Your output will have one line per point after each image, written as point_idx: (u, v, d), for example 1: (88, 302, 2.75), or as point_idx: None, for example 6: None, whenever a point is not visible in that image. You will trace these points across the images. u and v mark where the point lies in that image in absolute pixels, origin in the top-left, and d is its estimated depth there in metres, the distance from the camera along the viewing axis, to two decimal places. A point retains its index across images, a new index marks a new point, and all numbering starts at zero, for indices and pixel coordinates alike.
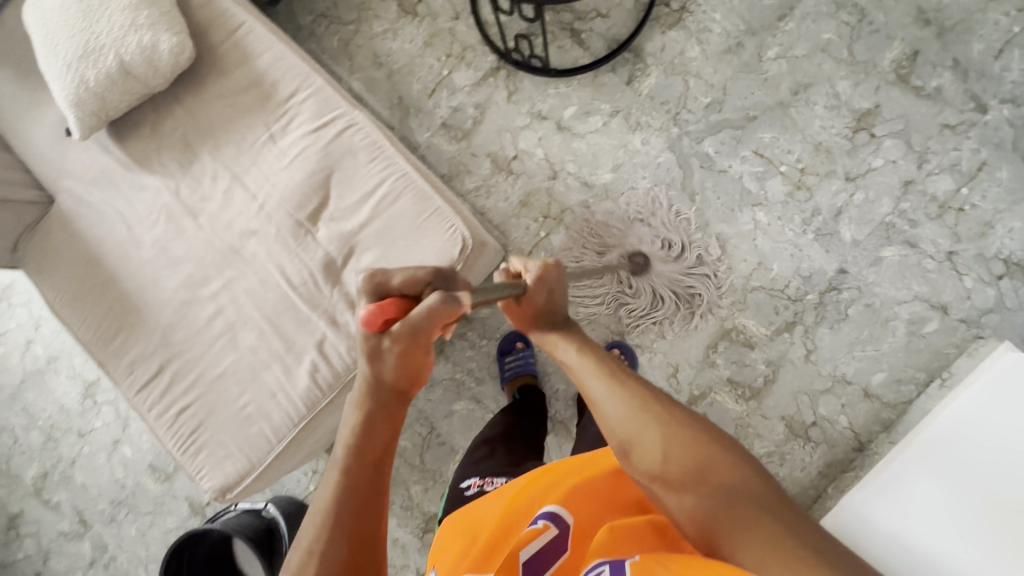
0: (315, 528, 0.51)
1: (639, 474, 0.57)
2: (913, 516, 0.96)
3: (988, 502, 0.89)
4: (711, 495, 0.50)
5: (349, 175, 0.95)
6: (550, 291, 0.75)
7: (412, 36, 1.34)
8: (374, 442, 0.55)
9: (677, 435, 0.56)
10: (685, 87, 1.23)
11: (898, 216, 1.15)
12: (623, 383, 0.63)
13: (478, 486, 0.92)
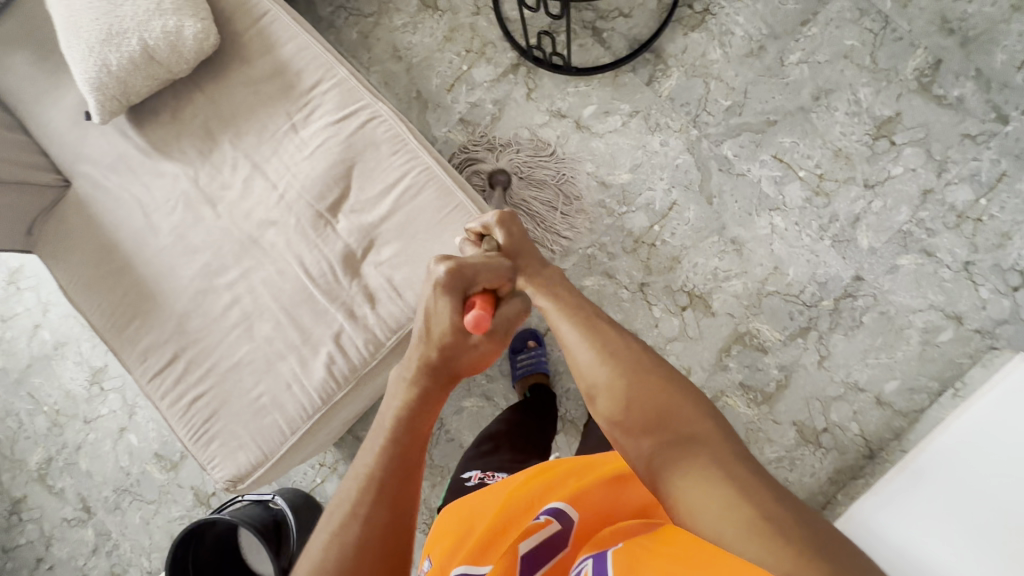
0: (361, 491, 0.56)
1: (603, 417, 0.65)
2: (914, 520, 0.96)
3: (978, 499, 0.89)
4: (661, 440, 0.57)
5: (371, 168, 0.94)
6: (512, 235, 0.79)
7: (432, 31, 1.33)
8: (426, 415, 0.64)
9: (639, 387, 0.62)
10: (706, 89, 1.22)
11: (916, 224, 1.15)
12: (593, 333, 0.69)
13: (479, 478, 0.94)
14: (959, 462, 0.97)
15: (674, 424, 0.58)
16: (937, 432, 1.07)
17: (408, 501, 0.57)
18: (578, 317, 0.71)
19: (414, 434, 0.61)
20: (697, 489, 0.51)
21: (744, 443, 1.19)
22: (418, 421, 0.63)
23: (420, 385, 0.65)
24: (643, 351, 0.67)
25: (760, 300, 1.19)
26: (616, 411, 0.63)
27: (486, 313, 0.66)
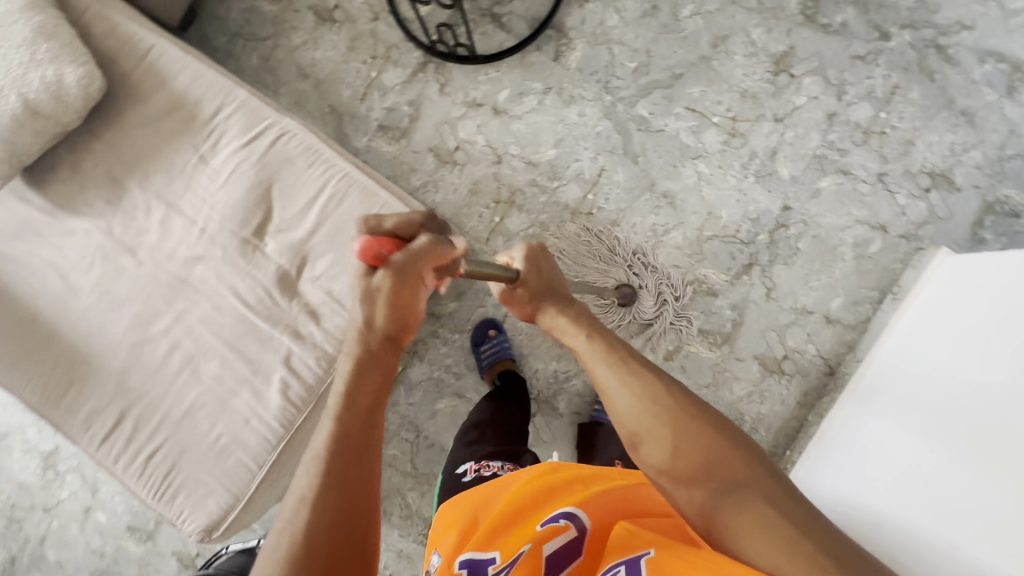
0: (309, 475, 0.51)
1: (650, 466, 0.63)
2: (874, 428, 1.03)
3: (931, 398, 0.94)
4: (717, 490, 0.57)
5: (290, 184, 0.93)
6: (539, 270, 0.79)
7: (334, 43, 1.32)
8: (365, 393, 0.55)
9: (684, 433, 0.61)
10: (611, 55, 1.26)
11: (828, 147, 1.21)
12: (633, 375, 0.67)
13: (475, 471, 0.93)
14: (891, 374, 1.07)
15: (726, 471, 0.58)
16: (875, 347, 1.15)
17: (368, 474, 0.52)
18: (619, 359, 0.69)
19: (354, 404, 0.54)
20: (764, 546, 0.51)
21: (713, 386, 1.22)
22: (359, 397, 0.54)
23: (359, 354, 0.56)
24: (685, 393, 0.65)
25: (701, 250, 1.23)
26: (662, 458, 0.61)
27: (378, 241, 0.53)
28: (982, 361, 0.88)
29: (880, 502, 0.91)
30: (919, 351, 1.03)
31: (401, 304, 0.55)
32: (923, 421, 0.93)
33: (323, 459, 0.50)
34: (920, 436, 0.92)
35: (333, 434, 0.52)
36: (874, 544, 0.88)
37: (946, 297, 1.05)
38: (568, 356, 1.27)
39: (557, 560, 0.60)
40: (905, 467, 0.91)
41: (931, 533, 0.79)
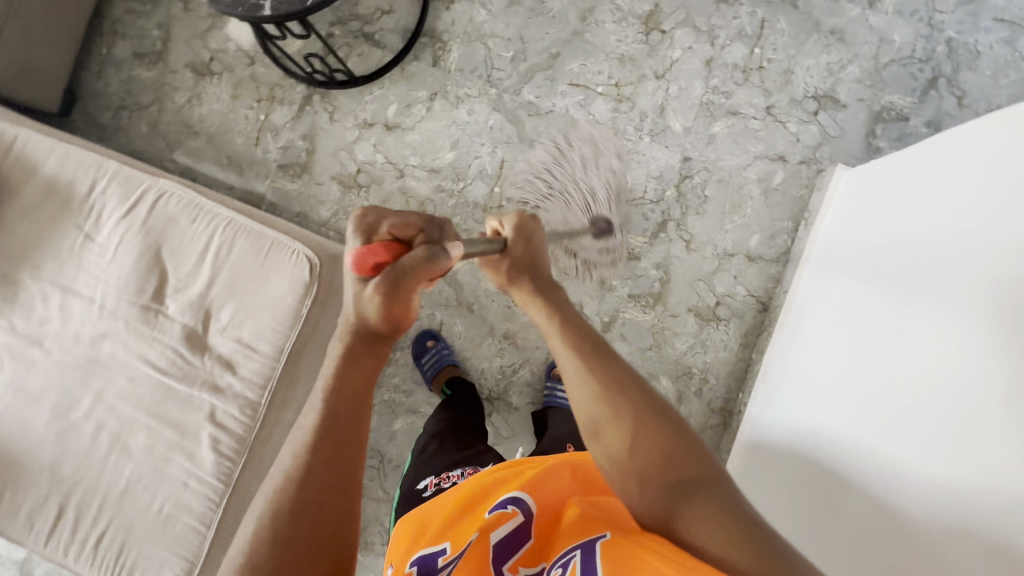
0: (293, 458, 0.56)
1: (604, 458, 0.62)
2: (805, 349, 1.06)
3: (851, 305, 0.97)
4: (670, 484, 0.57)
5: (178, 243, 0.93)
6: (528, 240, 0.79)
7: (217, 95, 1.32)
8: (354, 379, 0.59)
9: (647, 432, 0.60)
10: (487, 49, 1.27)
11: (713, 93, 1.23)
12: (595, 366, 0.65)
13: (435, 485, 0.87)
14: (813, 298, 1.09)
15: (676, 466, 0.58)
16: (797, 273, 1.18)
17: (347, 467, 0.57)
18: (579, 351, 0.67)
19: (345, 395, 0.58)
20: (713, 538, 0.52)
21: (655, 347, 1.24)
22: (348, 385, 0.58)
23: (350, 345, 0.60)
24: (640, 385, 0.64)
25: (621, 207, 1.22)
26: (617, 447, 0.61)
27: (370, 253, 0.58)
28: (886, 272, 0.90)
29: (818, 425, 0.93)
30: (834, 271, 1.06)
31: (391, 314, 0.58)
32: (845, 341, 0.95)
33: (315, 446, 0.56)
34: (844, 357, 0.93)
35: (322, 418, 0.57)
36: (818, 456, 0.91)
37: (849, 213, 1.08)
38: (512, 349, 1.28)
39: (504, 547, 0.61)
40: (834, 378, 0.94)
41: (862, 439, 0.82)
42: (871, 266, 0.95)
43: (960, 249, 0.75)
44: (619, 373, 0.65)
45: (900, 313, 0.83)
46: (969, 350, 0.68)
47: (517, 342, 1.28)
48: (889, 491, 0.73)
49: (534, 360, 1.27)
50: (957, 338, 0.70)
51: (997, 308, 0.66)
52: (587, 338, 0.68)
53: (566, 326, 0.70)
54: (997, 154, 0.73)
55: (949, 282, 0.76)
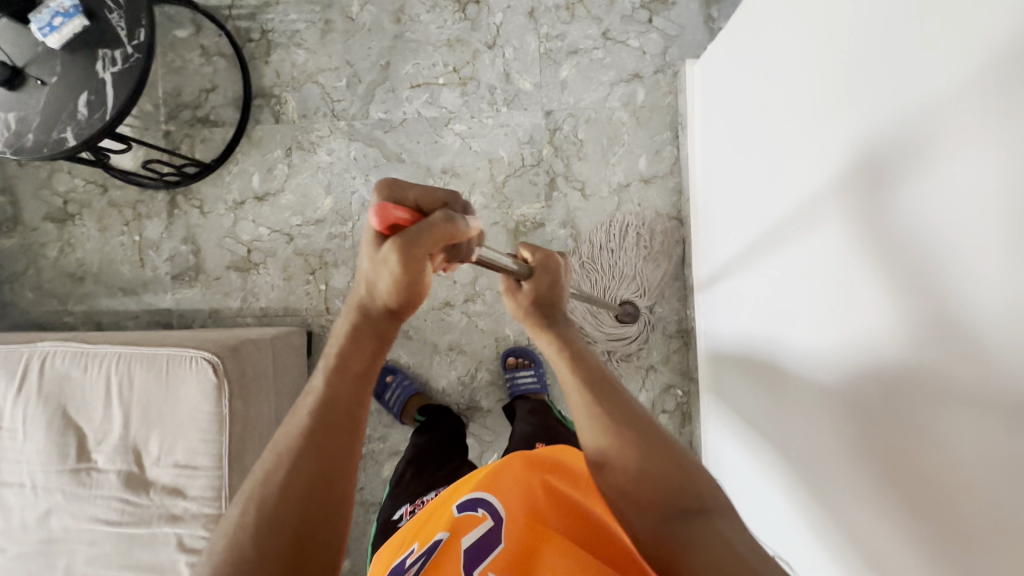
0: (290, 433, 0.52)
1: (605, 483, 0.60)
2: (720, 253, 1.06)
3: (738, 201, 0.96)
4: (672, 516, 0.53)
5: (81, 396, 0.91)
6: (553, 281, 0.74)
7: (86, 234, 1.29)
8: (358, 355, 0.57)
9: (655, 460, 0.57)
10: (320, 86, 1.25)
11: (547, 40, 1.22)
12: (609, 403, 0.62)
13: (411, 512, 0.83)
14: (712, 203, 1.09)
15: (686, 497, 0.54)
16: (690, 179, 1.18)
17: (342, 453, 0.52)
18: (592, 389, 0.63)
19: (359, 376, 0.56)
20: None
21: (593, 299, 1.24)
22: (352, 366, 0.56)
23: (358, 320, 0.58)
24: (658, 428, 0.60)
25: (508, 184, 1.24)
26: (630, 476, 0.57)
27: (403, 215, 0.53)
28: (751, 160, 0.89)
29: (750, 324, 0.93)
30: (718, 171, 1.05)
31: (407, 283, 0.54)
32: (743, 238, 0.94)
33: (307, 430, 0.52)
34: (748, 254, 0.93)
35: (320, 399, 0.54)
36: (756, 356, 0.91)
37: (712, 110, 1.07)
38: (462, 357, 1.27)
39: (477, 550, 0.54)
40: (747, 276, 0.93)
41: (779, 333, 0.81)
42: (743, 161, 0.93)
43: (790, 116, 0.75)
44: (634, 416, 0.61)
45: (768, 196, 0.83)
46: (823, 212, 0.67)
47: (465, 348, 1.27)
48: (808, 371, 0.73)
49: (487, 358, 1.27)
50: (818, 213, 0.69)
51: (829, 164, 0.65)
52: (595, 374, 0.65)
53: (582, 370, 0.65)
54: (790, 20, 0.73)
55: (793, 152, 0.75)
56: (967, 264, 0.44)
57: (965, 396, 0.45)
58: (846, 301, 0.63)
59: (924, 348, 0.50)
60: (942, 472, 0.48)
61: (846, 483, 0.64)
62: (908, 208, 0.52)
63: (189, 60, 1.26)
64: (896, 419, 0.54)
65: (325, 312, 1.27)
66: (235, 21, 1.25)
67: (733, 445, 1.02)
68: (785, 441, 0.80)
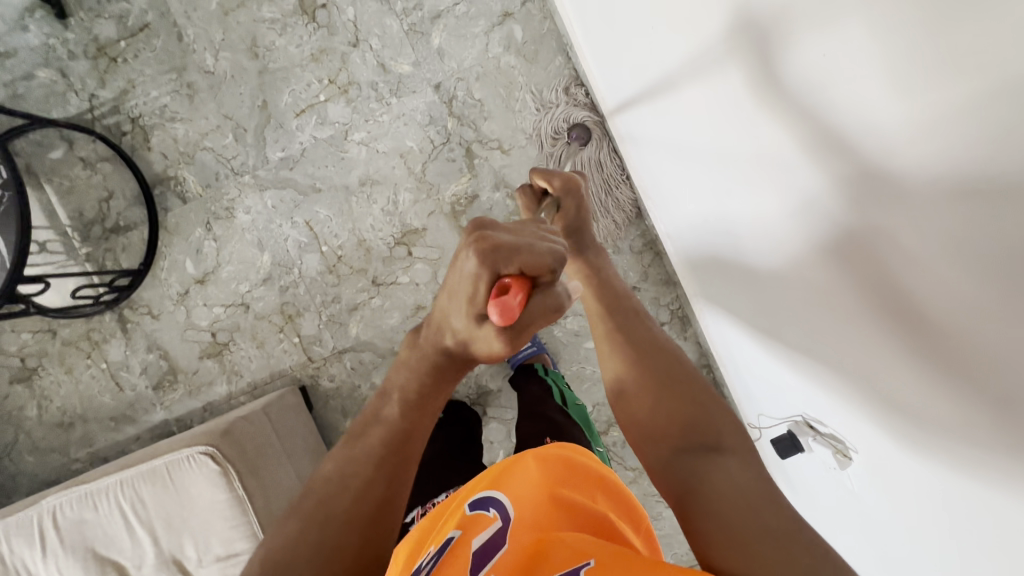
0: (366, 456, 0.55)
1: (623, 410, 0.67)
2: (646, 153, 1.04)
3: (647, 102, 0.93)
4: (683, 451, 0.58)
5: (104, 531, 0.91)
6: (576, 207, 0.80)
7: (54, 381, 1.27)
8: (431, 399, 0.58)
9: (674, 395, 0.63)
10: (211, 150, 1.22)
11: (407, 15, 1.17)
12: (624, 328, 0.70)
13: (424, 516, 0.80)
14: (625, 115, 1.05)
15: (700, 433, 0.59)
16: (598, 95, 1.13)
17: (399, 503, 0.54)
18: (609, 322, 0.71)
19: (432, 413, 0.58)
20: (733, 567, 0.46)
21: None
22: (428, 401, 0.57)
23: (426, 355, 0.57)
24: (671, 353, 0.67)
25: (428, 167, 1.21)
26: (645, 414, 0.63)
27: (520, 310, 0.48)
28: (650, 85, 0.88)
29: (698, 216, 0.93)
30: (624, 98, 1.02)
31: (505, 357, 0.52)
32: (670, 160, 0.94)
33: (382, 459, 0.55)
34: (673, 151, 0.92)
35: (394, 429, 0.56)
36: (713, 243, 0.93)
37: (589, 20, 1.02)
38: None
39: (485, 551, 0.50)
40: (680, 171, 0.93)
41: (729, 223, 0.82)
42: (640, 62, 0.89)
43: (685, 28, 0.72)
44: (657, 347, 0.68)
45: (683, 114, 0.82)
46: (741, 109, 0.67)
47: None
48: (766, 252, 0.74)
49: None
50: (739, 109, 0.67)
51: (739, 63, 0.64)
52: (619, 302, 0.73)
53: (604, 294, 0.73)
54: None
55: (708, 60, 0.70)
56: (885, 133, 0.46)
57: (918, 251, 0.46)
58: (786, 183, 0.63)
59: (870, 211, 0.51)
60: (907, 328, 0.50)
61: (827, 359, 0.67)
62: (822, 84, 0.52)
63: (75, 176, 1.22)
64: (860, 284, 0.56)
65: (309, 362, 1.26)
66: (102, 121, 1.20)
67: (722, 322, 1.03)
68: (773, 338, 0.82)
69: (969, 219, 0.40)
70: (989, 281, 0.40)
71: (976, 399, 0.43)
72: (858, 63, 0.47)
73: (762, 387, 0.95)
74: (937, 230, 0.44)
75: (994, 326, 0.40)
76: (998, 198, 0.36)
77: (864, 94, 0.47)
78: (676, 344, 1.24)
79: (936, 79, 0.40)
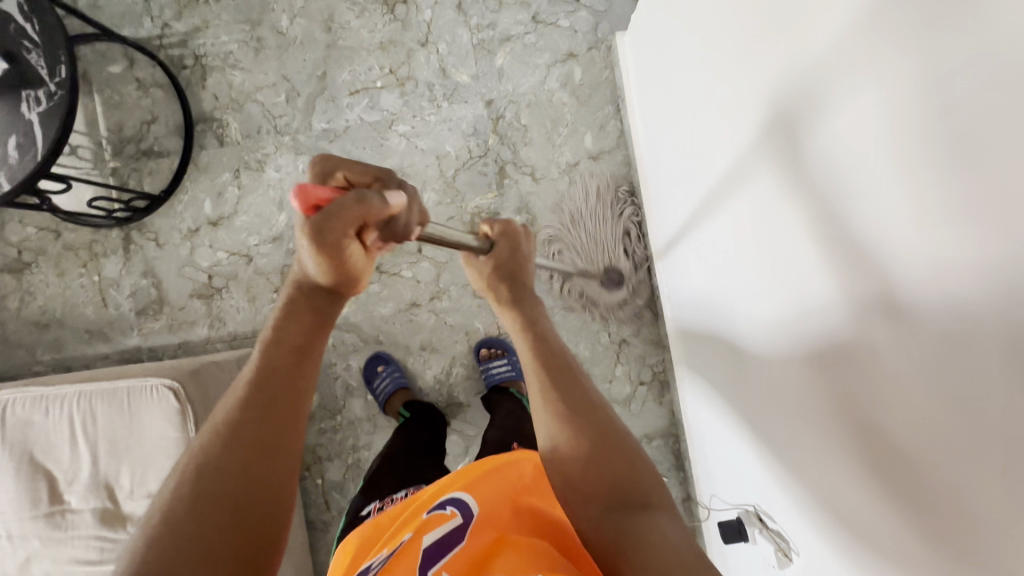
0: (236, 404, 0.55)
1: (555, 474, 0.60)
2: (669, 221, 1.07)
3: (681, 171, 0.95)
4: (614, 510, 0.54)
5: (46, 438, 0.91)
6: (513, 249, 0.70)
7: (43, 280, 1.28)
8: (292, 337, 0.58)
9: (607, 461, 0.57)
10: (259, 104, 1.25)
11: (479, 31, 1.23)
12: (563, 393, 0.62)
13: (379, 509, 0.78)
14: (659, 182, 1.09)
15: (637, 497, 0.55)
16: (637, 149, 1.18)
17: (273, 445, 0.53)
18: (546, 386, 0.63)
19: (301, 355, 0.58)
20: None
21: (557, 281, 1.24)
22: (292, 336, 0.58)
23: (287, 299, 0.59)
24: (606, 417, 0.61)
25: (459, 175, 1.24)
26: (579, 473, 0.57)
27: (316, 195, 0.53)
28: (687, 158, 0.91)
29: (704, 292, 0.94)
30: (661, 160, 1.06)
31: (319, 257, 0.55)
32: (690, 232, 0.96)
33: (248, 399, 0.54)
34: (695, 224, 0.94)
35: (259, 369, 0.56)
36: (711, 320, 0.93)
37: (647, 84, 1.07)
38: (436, 356, 1.27)
39: (438, 546, 0.54)
40: (697, 244, 0.94)
41: (730, 307, 0.83)
42: (682, 134, 0.91)
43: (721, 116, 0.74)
44: (585, 404, 0.62)
45: (711, 186, 0.83)
46: (758, 204, 0.68)
47: (437, 346, 1.27)
48: (759, 344, 0.74)
49: (461, 354, 1.27)
50: (756, 203, 0.68)
51: (762, 151, 0.64)
52: (555, 364, 0.65)
53: (541, 355, 0.66)
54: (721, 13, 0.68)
55: (736, 152, 0.72)
56: (875, 268, 0.46)
57: (889, 388, 0.46)
58: (785, 284, 0.63)
59: (861, 321, 0.49)
60: (882, 448, 0.47)
61: (802, 462, 0.64)
62: (826, 205, 0.52)
63: (126, 93, 1.26)
64: (832, 392, 0.55)
65: None
66: (167, 50, 1.25)
67: (703, 400, 1.03)
68: (749, 427, 0.80)
69: (938, 376, 0.40)
70: (952, 443, 0.39)
71: (949, 543, 0.40)
72: (863, 191, 0.46)
73: (727, 473, 0.93)
74: (908, 377, 0.43)
75: (959, 473, 0.39)
76: (975, 362, 0.36)
77: (867, 200, 0.46)
78: (650, 407, 1.25)
79: (930, 200, 0.39)
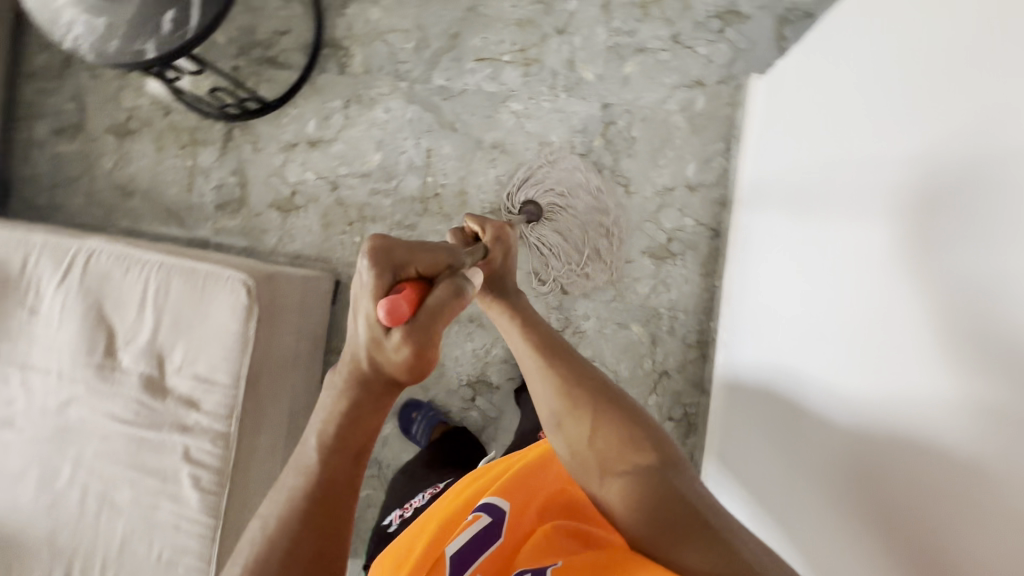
0: (290, 510, 0.47)
1: (564, 447, 0.67)
2: (750, 264, 1.08)
3: (779, 221, 0.96)
4: (625, 477, 0.62)
5: (119, 295, 0.95)
6: (506, 253, 0.75)
7: (142, 151, 1.34)
8: (354, 438, 0.50)
9: (605, 424, 0.65)
10: (388, 45, 1.28)
11: (616, 35, 1.23)
12: (562, 369, 0.69)
13: (400, 517, 0.97)
14: (752, 228, 1.09)
15: (636, 452, 0.63)
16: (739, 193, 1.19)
17: (334, 548, 0.48)
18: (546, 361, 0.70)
19: (356, 456, 0.50)
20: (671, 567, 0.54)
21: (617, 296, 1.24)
22: (353, 443, 0.49)
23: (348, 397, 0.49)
24: (601, 379, 0.69)
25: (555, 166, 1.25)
26: (581, 442, 0.65)
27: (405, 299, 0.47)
28: (790, 209, 0.92)
29: (765, 343, 0.96)
30: (761, 207, 1.06)
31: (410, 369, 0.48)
32: (768, 283, 0.98)
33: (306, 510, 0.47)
34: (777, 274, 0.95)
35: (314, 478, 0.48)
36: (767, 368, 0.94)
37: (770, 132, 1.07)
38: (481, 332, 1.28)
39: (467, 555, 0.57)
40: (772, 293, 0.95)
41: (794, 361, 0.83)
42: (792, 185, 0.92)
43: (844, 178, 0.74)
44: (581, 374, 0.69)
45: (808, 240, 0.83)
46: (857, 270, 0.69)
47: (485, 323, 1.28)
48: (817, 404, 0.74)
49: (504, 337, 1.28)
50: (855, 268, 0.69)
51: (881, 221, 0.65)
52: (549, 342, 0.72)
53: (535, 334, 0.72)
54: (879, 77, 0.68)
55: (851, 215, 0.72)
56: (980, 361, 0.47)
57: (958, 473, 0.48)
58: (864, 353, 0.64)
59: (945, 407, 0.50)
60: (936, 503, 0.50)
61: (836, 509, 0.66)
62: (934, 287, 0.53)
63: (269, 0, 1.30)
64: (892, 464, 0.56)
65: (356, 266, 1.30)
66: None
67: (734, 451, 1.04)
68: (780, 480, 0.82)
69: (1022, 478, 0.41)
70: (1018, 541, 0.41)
71: None
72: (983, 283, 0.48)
73: (742, 516, 0.94)
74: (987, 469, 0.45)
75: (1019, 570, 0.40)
76: None
77: (988, 290, 0.47)
78: None
79: None
